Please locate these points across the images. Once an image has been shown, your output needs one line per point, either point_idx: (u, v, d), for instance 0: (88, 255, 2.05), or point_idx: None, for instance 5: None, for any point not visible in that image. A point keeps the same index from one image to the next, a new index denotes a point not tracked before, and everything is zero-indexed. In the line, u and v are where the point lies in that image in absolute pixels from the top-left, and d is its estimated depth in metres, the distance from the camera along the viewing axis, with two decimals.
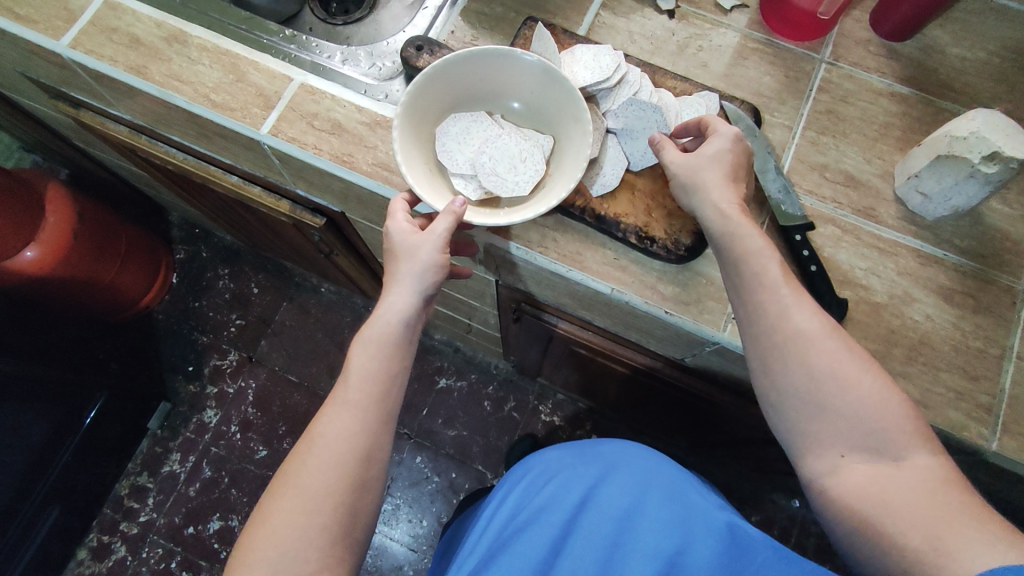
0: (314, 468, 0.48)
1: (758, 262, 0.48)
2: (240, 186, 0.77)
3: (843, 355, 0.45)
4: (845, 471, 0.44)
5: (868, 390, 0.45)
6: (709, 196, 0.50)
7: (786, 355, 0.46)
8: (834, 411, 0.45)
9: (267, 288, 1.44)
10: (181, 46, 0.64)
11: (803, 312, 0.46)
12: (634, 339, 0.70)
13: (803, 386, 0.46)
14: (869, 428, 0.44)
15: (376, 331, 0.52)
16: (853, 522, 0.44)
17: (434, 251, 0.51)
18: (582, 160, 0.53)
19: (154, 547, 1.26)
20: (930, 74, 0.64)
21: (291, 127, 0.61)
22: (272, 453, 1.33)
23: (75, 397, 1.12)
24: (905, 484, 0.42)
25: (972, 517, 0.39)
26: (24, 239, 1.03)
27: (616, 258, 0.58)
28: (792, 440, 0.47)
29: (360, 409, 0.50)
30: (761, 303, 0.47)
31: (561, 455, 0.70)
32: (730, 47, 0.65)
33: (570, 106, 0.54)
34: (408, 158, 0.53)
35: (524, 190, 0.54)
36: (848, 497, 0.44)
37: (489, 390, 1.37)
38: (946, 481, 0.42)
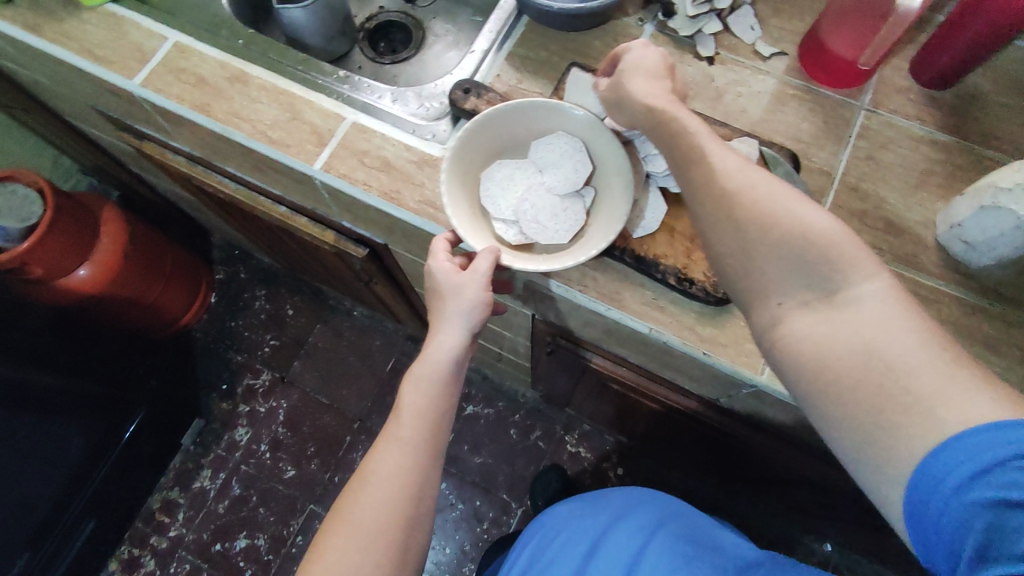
0: (368, 504, 0.50)
1: (681, 138, 0.48)
2: (288, 217, 0.80)
3: (775, 196, 0.44)
4: (787, 316, 0.43)
5: (808, 222, 0.42)
6: (635, 101, 0.51)
7: (717, 218, 0.45)
8: (767, 257, 0.43)
9: (301, 310, 1.48)
10: (242, 85, 0.67)
11: (728, 170, 0.45)
12: (668, 376, 0.71)
13: (736, 242, 0.44)
14: (805, 269, 0.42)
15: (426, 368, 0.54)
16: (802, 375, 0.42)
17: (479, 289, 0.53)
18: (622, 211, 0.55)
19: (183, 563, 1.28)
20: (972, 122, 0.64)
21: (342, 163, 0.64)
22: (300, 473, 1.35)
23: (117, 413, 1.17)
24: (853, 324, 0.41)
25: (924, 359, 0.38)
26: (79, 258, 1.09)
27: (655, 298, 0.59)
28: (738, 290, 0.46)
29: (410, 446, 0.52)
30: (693, 168, 0.46)
31: (573, 506, 0.75)
32: (769, 93, 0.67)
33: (613, 158, 0.57)
34: (456, 201, 0.56)
35: (563, 239, 0.57)
36: (794, 347, 0.42)
37: (516, 419, 1.37)
38: (892, 309, 0.40)
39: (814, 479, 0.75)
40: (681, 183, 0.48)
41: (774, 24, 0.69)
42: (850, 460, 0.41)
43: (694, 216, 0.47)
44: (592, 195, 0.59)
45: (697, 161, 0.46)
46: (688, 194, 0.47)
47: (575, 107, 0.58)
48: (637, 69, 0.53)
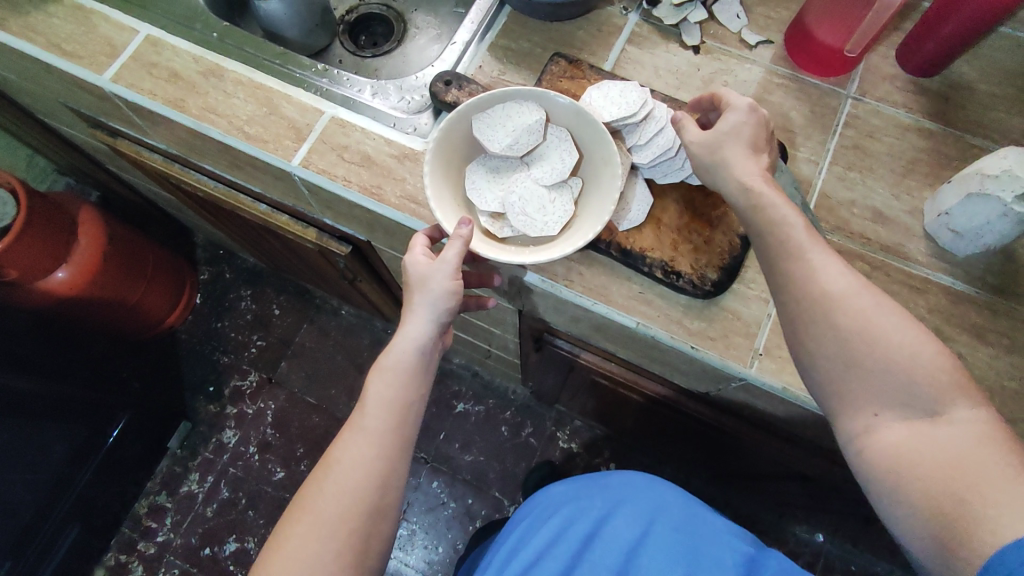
0: (330, 495, 0.49)
1: (778, 232, 0.47)
2: (269, 215, 0.79)
3: (880, 309, 0.45)
4: (878, 426, 0.44)
5: (911, 342, 0.44)
6: (730, 175, 0.50)
7: (811, 324, 0.46)
8: (868, 369, 0.44)
9: (288, 309, 1.46)
10: (217, 80, 0.66)
11: (833, 274, 0.46)
12: (656, 370, 0.70)
13: (833, 349, 0.45)
14: (904, 386, 0.43)
15: (392, 360, 0.52)
16: (889, 482, 0.43)
17: (446, 279, 0.51)
18: (610, 199, 0.54)
19: (171, 568, 1.27)
20: (957, 109, 0.64)
21: (321, 159, 0.62)
22: (290, 474, 1.33)
23: (100, 416, 1.14)
24: (949, 442, 0.42)
25: (1016, 480, 0.39)
26: (57, 260, 1.06)
27: (642, 292, 0.58)
28: (827, 394, 0.46)
29: (374, 436, 0.51)
30: (788, 270, 0.47)
31: (565, 490, 0.71)
32: (755, 82, 0.66)
33: (600, 146, 0.56)
34: (439, 193, 0.54)
35: (552, 230, 0.55)
36: (883, 457, 0.43)
37: (507, 416, 1.36)
38: (987, 432, 0.42)
39: (805, 472, 0.74)
40: (770, 280, 0.49)
41: (759, 12, 0.68)
42: (931, 565, 0.41)
43: (787, 322, 0.48)
44: (579, 186, 0.57)
45: (792, 263, 0.47)
46: (782, 298, 0.47)
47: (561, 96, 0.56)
48: (739, 132, 0.51)
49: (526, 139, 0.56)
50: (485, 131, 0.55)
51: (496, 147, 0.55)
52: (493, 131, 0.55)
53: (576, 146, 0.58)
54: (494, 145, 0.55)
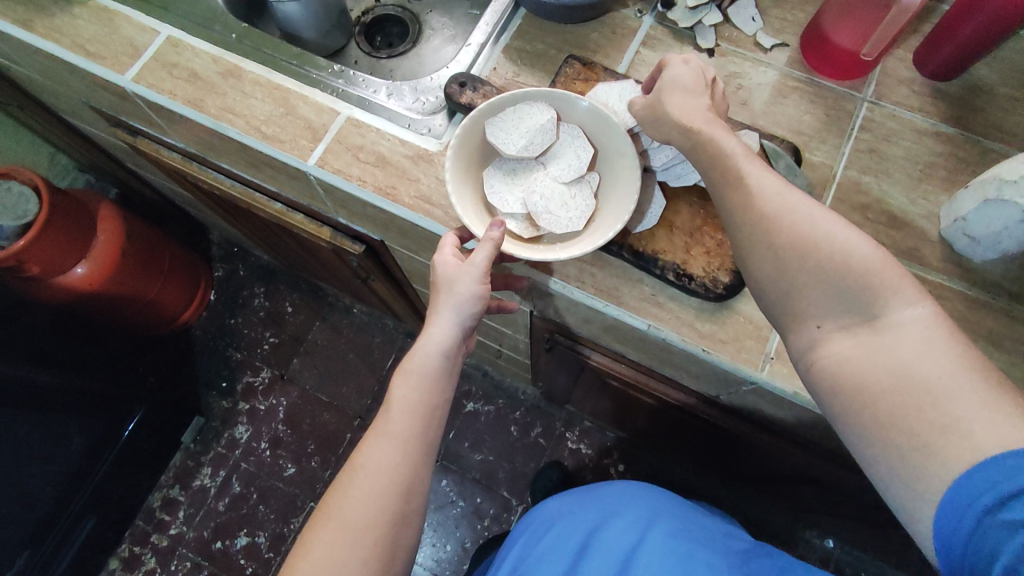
0: (357, 499, 0.50)
1: (719, 163, 0.49)
2: (284, 213, 0.80)
3: (814, 224, 0.45)
4: (824, 338, 0.44)
5: (847, 248, 0.43)
6: (672, 119, 0.51)
7: (753, 244, 0.46)
8: (806, 282, 0.44)
9: (301, 307, 1.47)
10: (236, 80, 0.67)
11: (770, 194, 0.47)
12: (667, 373, 0.70)
13: (773, 269, 0.46)
14: (843, 293, 0.43)
15: (416, 363, 0.53)
16: (840, 398, 0.43)
17: (474, 282, 0.52)
18: (632, 193, 0.55)
19: (183, 561, 1.28)
20: (976, 113, 0.63)
21: (337, 159, 0.63)
22: (300, 470, 1.34)
23: (115, 410, 1.16)
24: (893, 351, 0.41)
25: (961, 380, 0.39)
26: (76, 256, 1.08)
27: (653, 294, 0.58)
28: (778, 313, 0.47)
29: (400, 441, 0.51)
30: (728, 199, 0.48)
31: (563, 504, 0.74)
32: (770, 85, 0.66)
33: (613, 139, 0.57)
34: (462, 199, 0.55)
35: (577, 226, 0.56)
36: (832, 371, 0.43)
37: (516, 415, 1.37)
38: (933, 330, 0.41)
39: (817, 477, 0.74)
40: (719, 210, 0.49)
41: (775, 14, 0.68)
42: (884, 480, 0.41)
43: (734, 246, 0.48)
44: (597, 180, 0.58)
45: (731, 193, 0.48)
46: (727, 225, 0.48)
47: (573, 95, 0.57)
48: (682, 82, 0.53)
49: (542, 138, 0.56)
50: (499, 135, 0.56)
51: (512, 149, 0.56)
52: (507, 134, 0.56)
53: (590, 140, 0.59)
54: (510, 148, 0.56)
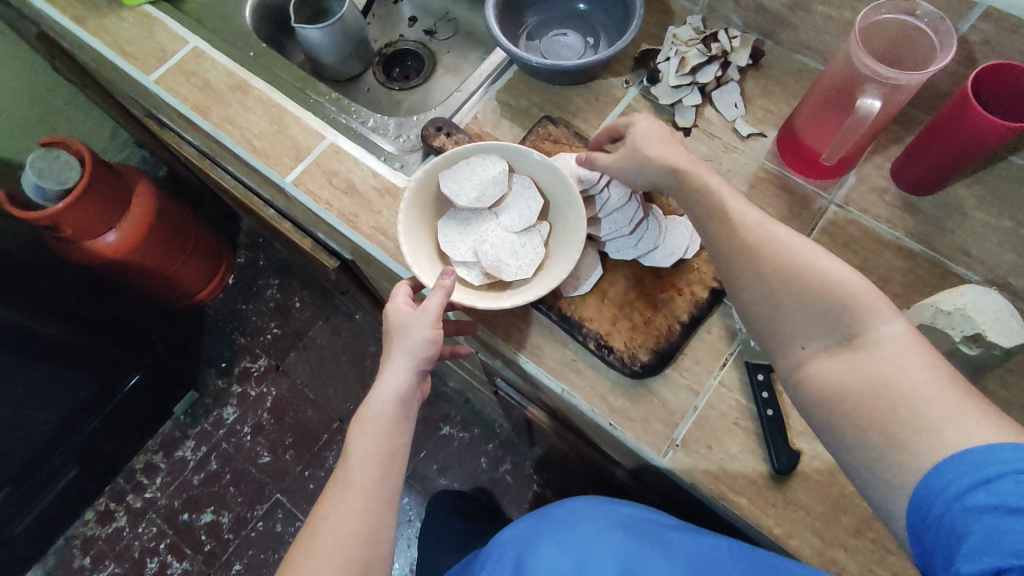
0: (320, 554, 0.49)
1: (702, 198, 0.51)
2: (275, 220, 0.85)
3: (796, 249, 0.46)
4: (808, 357, 0.44)
5: (828, 274, 0.44)
6: (651, 163, 0.53)
7: (739, 267, 0.47)
8: (788, 304, 0.45)
9: (308, 304, 1.53)
10: (242, 94, 0.72)
11: (750, 223, 0.48)
12: (593, 439, 0.71)
13: (759, 291, 0.46)
14: (824, 312, 0.43)
15: (373, 410, 0.53)
16: (823, 411, 0.43)
17: (427, 327, 0.54)
18: (579, 242, 0.57)
19: (150, 525, 1.35)
20: (944, 234, 0.62)
21: (311, 180, 0.67)
22: (274, 460, 1.39)
23: (116, 371, 1.23)
24: (871, 364, 0.41)
25: (937, 391, 0.39)
26: (107, 224, 1.17)
27: (575, 359, 0.59)
28: (764, 336, 0.47)
29: (361, 489, 0.52)
30: (714, 224, 0.49)
31: (515, 532, 0.66)
32: (740, 173, 0.66)
33: (562, 190, 0.59)
34: (414, 247, 0.58)
35: (526, 273, 0.57)
36: (816, 388, 0.43)
37: (489, 447, 1.38)
38: (912, 347, 0.41)
39: None
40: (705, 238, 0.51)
41: (759, 104, 0.69)
42: (866, 485, 0.41)
43: (722, 262, 0.49)
44: (547, 229, 0.60)
45: (712, 222, 0.50)
46: (714, 247, 0.50)
47: (527, 149, 0.59)
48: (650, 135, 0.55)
49: (493, 190, 0.59)
50: (451, 186, 0.59)
51: (464, 200, 0.58)
52: (459, 185, 0.59)
53: (541, 192, 0.61)
54: (461, 199, 0.58)
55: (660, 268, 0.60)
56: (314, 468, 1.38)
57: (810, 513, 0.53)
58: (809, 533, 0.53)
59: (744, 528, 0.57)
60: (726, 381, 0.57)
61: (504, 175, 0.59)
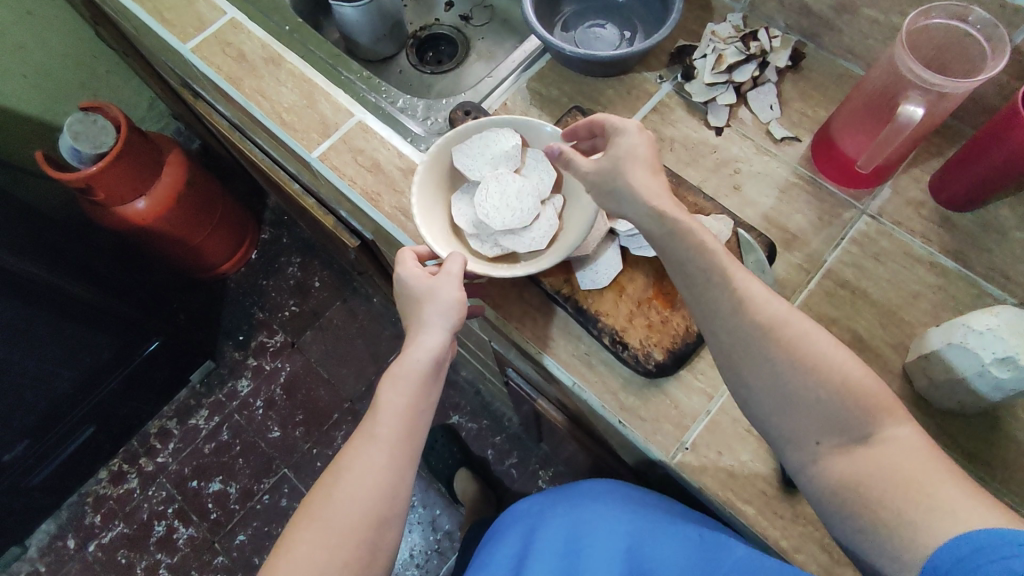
0: (340, 500, 0.50)
1: (703, 260, 0.46)
2: (299, 195, 0.86)
3: (810, 337, 0.44)
4: (821, 453, 0.43)
5: (838, 369, 0.43)
6: (640, 199, 0.47)
7: (750, 358, 0.45)
8: (802, 396, 0.43)
9: (327, 284, 1.54)
10: (274, 68, 0.73)
11: (760, 302, 0.45)
12: (602, 437, 0.70)
13: (769, 386, 0.44)
14: (835, 408, 0.43)
15: (403, 368, 0.54)
16: (838, 506, 0.42)
17: (453, 289, 0.54)
18: (591, 213, 0.55)
19: (160, 489, 1.37)
20: (982, 253, 0.59)
21: (337, 157, 0.67)
22: (284, 436, 1.41)
23: (136, 335, 1.25)
24: (883, 461, 0.41)
25: (952, 489, 0.39)
26: (139, 191, 1.19)
27: (587, 353, 0.58)
28: (771, 428, 0.45)
29: (387, 444, 0.52)
30: (723, 301, 0.46)
31: (531, 504, 0.71)
32: (771, 177, 0.64)
33: (575, 163, 0.58)
34: (428, 218, 0.57)
35: (539, 245, 0.57)
36: (831, 485, 0.42)
37: (496, 440, 1.37)
38: (920, 448, 0.41)
39: None
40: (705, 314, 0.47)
41: (796, 107, 0.67)
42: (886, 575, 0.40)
43: (726, 355, 0.46)
44: (561, 203, 0.59)
45: (723, 295, 0.46)
46: (714, 330, 0.46)
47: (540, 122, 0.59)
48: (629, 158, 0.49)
49: (505, 164, 0.59)
50: (464, 160, 0.59)
51: (477, 175, 0.58)
52: (472, 160, 0.59)
53: (556, 166, 0.60)
54: (475, 174, 0.58)
55: None
56: (323, 446, 1.39)
57: (819, 528, 0.52)
58: (816, 550, 0.51)
59: (750, 539, 0.56)
60: None
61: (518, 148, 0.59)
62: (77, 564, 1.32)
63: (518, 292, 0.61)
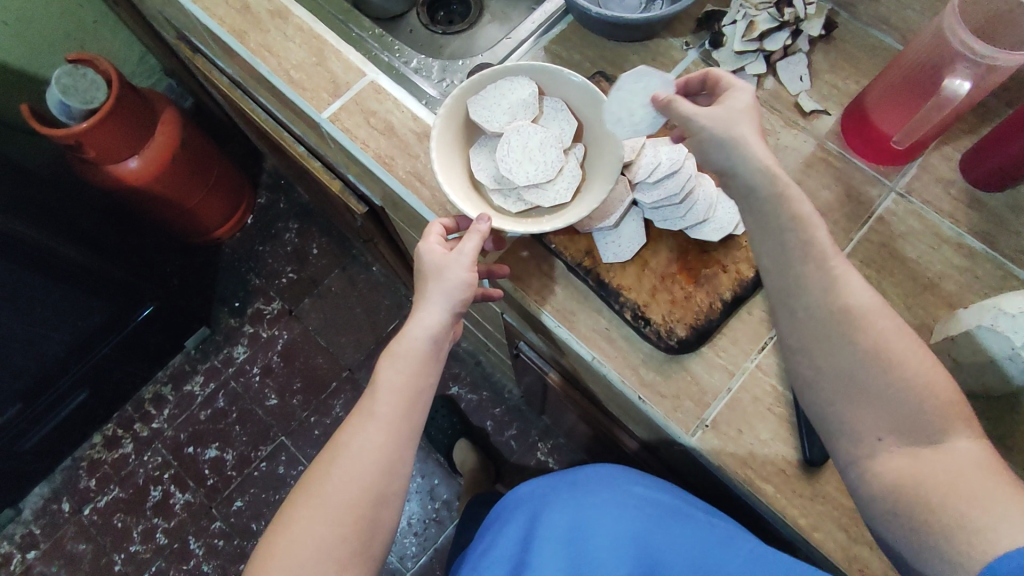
0: (337, 478, 0.49)
1: (798, 232, 0.46)
2: (304, 158, 0.83)
3: (892, 334, 0.44)
4: (882, 448, 0.44)
5: (916, 371, 0.43)
6: (754, 155, 0.46)
7: (827, 339, 0.45)
8: (874, 389, 0.44)
9: (325, 252, 1.51)
10: (281, 21, 0.69)
11: (851, 288, 0.45)
12: (615, 412, 0.70)
13: (845, 372, 0.44)
14: (908, 405, 0.43)
15: (403, 346, 0.52)
16: (889, 506, 0.43)
17: (462, 270, 0.52)
18: (617, 163, 0.54)
19: (155, 455, 1.36)
20: (1010, 234, 0.58)
21: (348, 118, 0.65)
22: (281, 404, 1.39)
23: (128, 299, 1.22)
24: (948, 469, 0.41)
25: (1016, 505, 0.39)
26: (132, 150, 1.15)
27: (607, 328, 0.57)
28: (832, 418, 0.46)
29: (384, 423, 0.51)
30: (808, 280, 0.45)
31: (534, 487, 0.70)
32: (799, 151, 0.62)
33: (596, 110, 0.57)
34: (448, 173, 0.55)
35: (564, 198, 0.56)
36: (884, 484, 0.43)
37: (496, 412, 1.37)
38: (988, 462, 0.41)
39: None
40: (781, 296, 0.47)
41: (826, 79, 0.65)
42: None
43: (798, 337, 0.46)
44: (582, 152, 0.57)
45: (807, 269, 0.45)
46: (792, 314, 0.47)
47: (559, 69, 0.57)
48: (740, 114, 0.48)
49: (523, 115, 0.57)
50: (481, 112, 0.56)
51: (495, 127, 0.57)
52: (489, 111, 0.57)
53: (574, 113, 0.58)
54: (493, 126, 0.56)
55: (706, 243, 0.57)
56: (321, 415, 1.38)
57: (837, 507, 0.52)
58: (834, 528, 0.51)
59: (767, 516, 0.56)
60: (764, 365, 0.55)
61: (535, 97, 0.57)
62: (72, 528, 1.31)
63: (538, 264, 0.59)
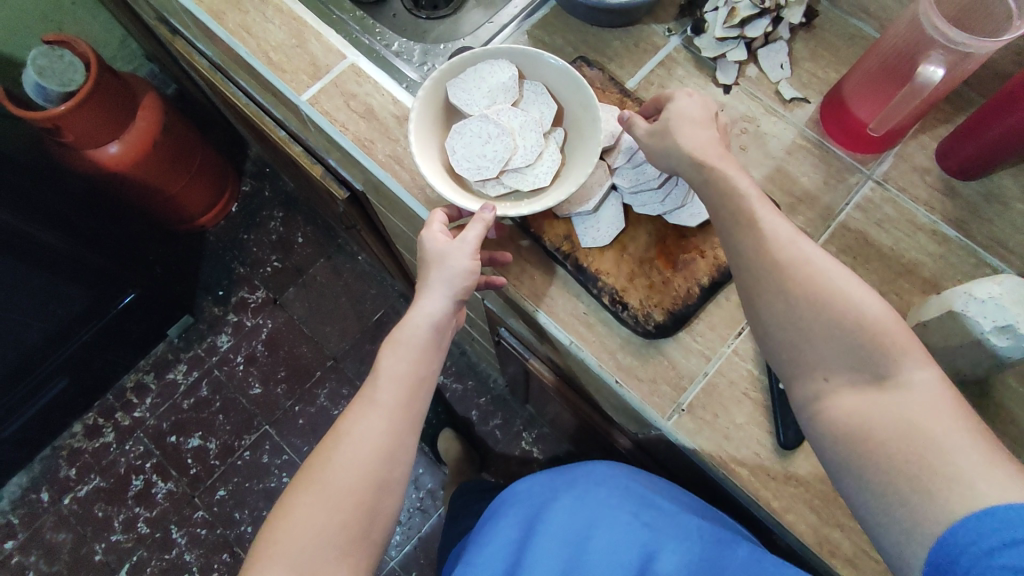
0: (340, 464, 0.49)
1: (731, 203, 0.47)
2: (285, 142, 0.82)
3: (834, 273, 0.43)
4: (828, 390, 0.43)
5: (862, 305, 0.42)
6: (686, 149, 0.49)
7: (764, 288, 0.44)
8: (815, 333, 0.43)
9: (310, 240, 1.50)
10: (260, 2, 0.68)
11: (783, 239, 0.45)
12: (595, 398, 0.70)
13: (784, 317, 0.44)
14: (851, 345, 0.42)
15: (406, 335, 0.53)
16: (841, 448, 0.42)
17: (465, 259, 0.52)
18: (595, 148, 0.54)
19: (137, 444, 1.35)
20: (983, 222, 0.59)
21: (328, 100, 0.64)
22: (265, 393, 1.39)
23: (109, 287, 1.20)
24: (900, 407, 0.40)
25: (972, 447, 0.38)
26: (110, 134, 1.14)
27: (585, 313, 0.57)
28: (781, 362, 0.45)
29: (387, 409, 0.51)
30: (738, 234, 0.46)
31: (532, 485, 0.70)
32: (778, 139, 0.63)
33: (576, 94, 0.56)
34: (426, 155, 0.55)
35: (543, 182, 0.55)
36: (836, 427, 0.42)
37: (480, 401, 1.37)
38: (943, 396, 0.40)
39: None
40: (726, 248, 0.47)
41: (807, 67, 0.65)
42: (877, 523, 0.40)
43: (742, 283, 0.46)
44: (562, 136, 0.57)
45: (744, 227, 0.46)
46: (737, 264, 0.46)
47: (542, 53, 0.57)
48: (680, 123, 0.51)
49: (502, 99, 0.57)
50: (460, 95, 0.56)
51: (474, 110, 0.56)
52: (468, 94, 0.56)
53: (555, 98, 0.58)
54: (472, 109, 0.56)
55: (684, 228, 0.57)
56: (305, 404, 1.38)
57: (809, 489, 0.52)
58: (806, 510, 0.52)
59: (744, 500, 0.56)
60: (740, 350, 0.55)
61: (514, 81, 0.57)
62: (52, 518, 1.30)
63: (517, 249, 0.59)
